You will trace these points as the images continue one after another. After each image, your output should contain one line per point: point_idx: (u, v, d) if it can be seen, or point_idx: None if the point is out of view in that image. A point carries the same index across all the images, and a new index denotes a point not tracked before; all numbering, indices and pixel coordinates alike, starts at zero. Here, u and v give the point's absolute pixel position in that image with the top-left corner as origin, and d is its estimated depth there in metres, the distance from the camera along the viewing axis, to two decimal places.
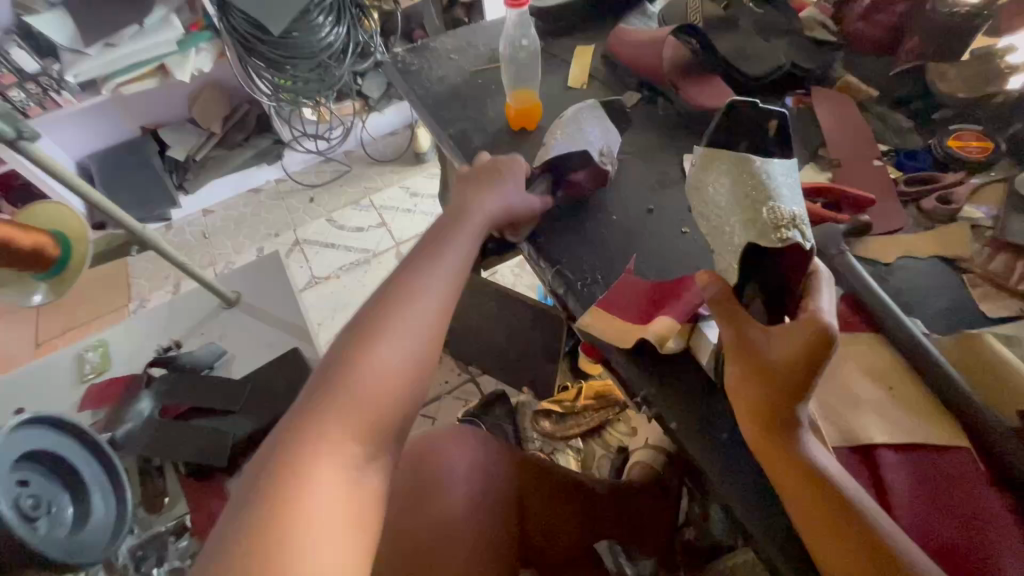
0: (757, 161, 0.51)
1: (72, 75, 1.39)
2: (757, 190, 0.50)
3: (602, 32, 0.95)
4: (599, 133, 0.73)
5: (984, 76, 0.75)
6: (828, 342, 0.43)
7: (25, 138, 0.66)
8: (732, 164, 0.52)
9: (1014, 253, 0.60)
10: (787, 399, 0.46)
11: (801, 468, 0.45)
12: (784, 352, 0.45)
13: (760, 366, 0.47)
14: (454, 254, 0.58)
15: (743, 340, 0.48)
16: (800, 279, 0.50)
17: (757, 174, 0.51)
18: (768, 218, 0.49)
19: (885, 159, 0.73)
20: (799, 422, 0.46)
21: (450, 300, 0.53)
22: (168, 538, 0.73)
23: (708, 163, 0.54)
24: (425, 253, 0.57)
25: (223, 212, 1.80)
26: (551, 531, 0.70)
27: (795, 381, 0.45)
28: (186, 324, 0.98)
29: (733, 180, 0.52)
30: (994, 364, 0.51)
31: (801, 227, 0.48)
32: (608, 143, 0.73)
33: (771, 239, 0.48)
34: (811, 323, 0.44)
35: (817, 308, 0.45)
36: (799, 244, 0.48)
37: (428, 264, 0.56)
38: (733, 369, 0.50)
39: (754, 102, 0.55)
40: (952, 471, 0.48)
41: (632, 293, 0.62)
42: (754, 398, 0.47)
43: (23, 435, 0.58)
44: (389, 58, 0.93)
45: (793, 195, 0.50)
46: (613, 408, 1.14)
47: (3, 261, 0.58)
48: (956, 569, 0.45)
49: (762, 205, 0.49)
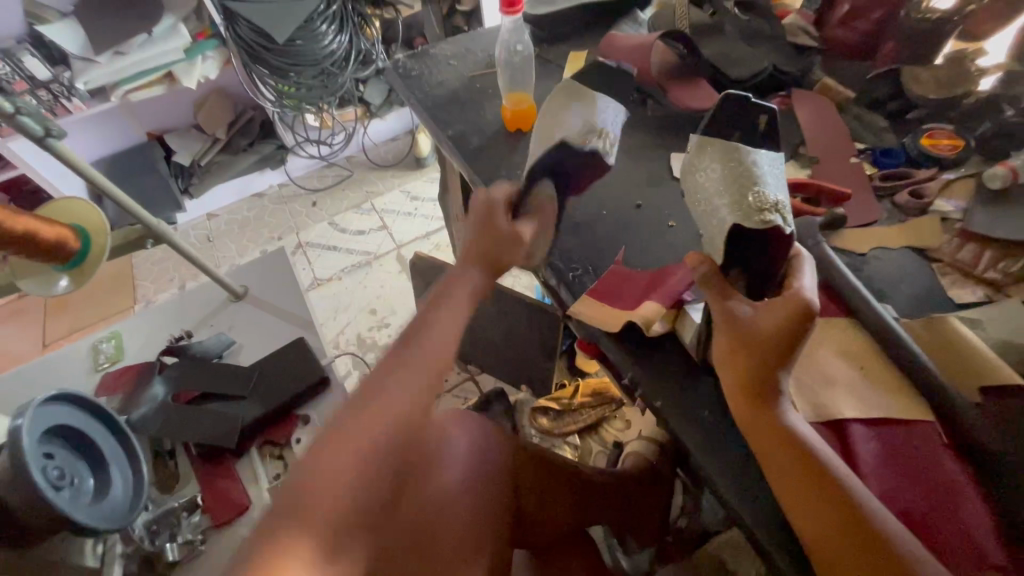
0: (750, 151, 0.57)
1: (83, 82, 1.42)
2: (745, 176, 0.55)
3: (595, 38, 1.00)
4: (578, 108, 0.69)
5: (955, 78, 0.79)
6: (807, 315, 0.48)
7: (53, 135, 0.73)
8: (725, 152, 0.57)
9: (981, 243, 0.64)
10: (769, 368, 0.50)
11: (778, 432, 0.49)
12: (768, 324, 0.49)
13: (743, 337, 0.50)
14: (447, 329, 0.59)
15: (728, 313, 0.52)
16: (781, 263, 0.55)
17: (746, 162, 0.56)
18: (753, 201, 0.54)
19: (862, 156, 0.77)
20: (779, 391, 0.50)
21: (430, 382, 0.56)
22: (181, 513, 0.77)
23: (702, 148, 0.59)
24: (418, 326, 0.58)
25: (227, 215, 1.84)
26: (547, 515, 0.73)
27: (776, 350, 0.49)
28: (197, 316, 1.03)
29: (725, 165, 0.56)
30: (958, 343, 0.55)
31: (782, 212, 0.53)
32: (592, 115, 0.68)
33: (754, 220, 0.53)
34: (795, 299, 0.48)
35: (799, 286, 0.50)
36: (779, 228, 0.53)
37: (418, 342, 0.57)
38: (718, 342, 0.53)
39: (751, 97, 0.60)
40: (919, 443, 0.51)
41: (620, 280, 0.66)
42: (739, 368, 0.51)
43: (48, 410, 0.63)
44: (391, 64, 0.97)
45: (776, 185, 0.56)
46: (610, 405, 1.18)
47: (29, 252, 0.63)
48: (922, 532, 0.48)
49: (748, 190, 0.54)
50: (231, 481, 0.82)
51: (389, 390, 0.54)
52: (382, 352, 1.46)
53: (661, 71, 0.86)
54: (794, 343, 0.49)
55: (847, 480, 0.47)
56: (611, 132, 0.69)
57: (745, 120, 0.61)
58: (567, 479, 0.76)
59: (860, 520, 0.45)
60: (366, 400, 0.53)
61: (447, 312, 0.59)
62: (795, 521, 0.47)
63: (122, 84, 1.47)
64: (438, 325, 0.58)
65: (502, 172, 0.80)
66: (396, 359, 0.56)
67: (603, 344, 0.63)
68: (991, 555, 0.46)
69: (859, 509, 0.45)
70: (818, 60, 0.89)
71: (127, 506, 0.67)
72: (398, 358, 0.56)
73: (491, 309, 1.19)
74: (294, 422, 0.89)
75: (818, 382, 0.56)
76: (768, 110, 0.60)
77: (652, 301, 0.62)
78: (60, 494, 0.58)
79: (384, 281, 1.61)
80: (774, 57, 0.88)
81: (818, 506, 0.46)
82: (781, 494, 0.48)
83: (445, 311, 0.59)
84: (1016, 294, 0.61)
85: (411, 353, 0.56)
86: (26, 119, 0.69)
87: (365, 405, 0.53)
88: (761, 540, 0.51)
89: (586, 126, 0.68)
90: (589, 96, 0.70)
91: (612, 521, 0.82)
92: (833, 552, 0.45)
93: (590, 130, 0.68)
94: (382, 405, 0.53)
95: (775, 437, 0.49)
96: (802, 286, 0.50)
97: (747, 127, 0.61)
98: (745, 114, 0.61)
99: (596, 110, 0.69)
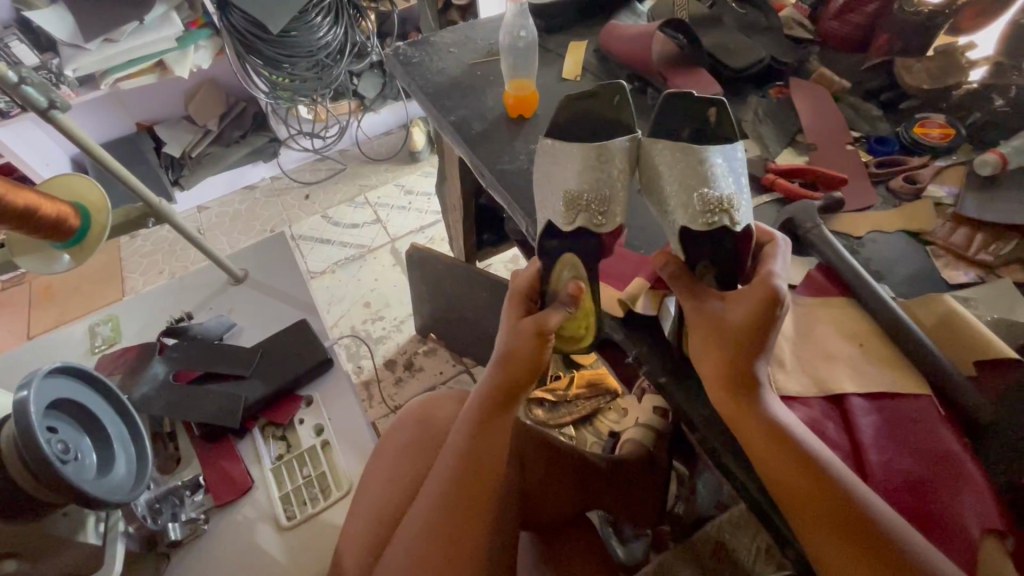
0: (698, 149, 0.58)
1: (71, 69, 1.38)
2: (691, 177, 0.58)
3: (595, 29, 1.01)
4: (563, 175, 0.61)
5: (946, 70, 0.81)
6: (776, 302, 0.49)
7: (57, 108, 0.73)
8: (672, 150, 0.59)
9: (972, 227, 0.66)
10: (746, 358, 0.49)
11: (763, 418, 0.48)
12: (741, 315, 0.50)
13: (716, 328, 0.51)
14: (490, 445, 0.56)
15: (699, 305, 0.53)
16: (748, 253, 0.57)
17: (694, 160, 0.58)
18: (698, 203, 0.57)
19: (857, 145, 0.79)
20: (759, 378, 0.50)
21: (483, 419, 0.57)
22: (184, 492, 0.80)
23: (647, 147, 0.61)
24: (458, 454, 0.56)
25: (218, 208, 1.82)
26: (548, 499, 0.70)
27: (752, 339, 0.49)
28: (197, 299, 1.07)
29: (671, 166, 0.59)
30: (954, 321, 0.56)
31: (729, 212, 0.56)
32: (576, 183, 0.60)
33: (699, 223, 0.57)
34: (764, 284, 0.50)
35: (769, 274, 0.52)
36: (728, 226, 0.57)
37: (461, 470, 0.55)
38: (694, 336, 0.53)
39: (691, 95, 0.60)
40: (914, 415, 0.53)
41: (624, 262, 0.70)
42: (715, 358, 0.51)
43: (54, 384, 0.62)
44: (390, 51, 0.97)
45: (726, 180, 0.58)
46: (604, 397, 1.17)
47: (31, 230, 0.63)
48: (918, 497, 0.49)
49: (694, 191, 0.57)
50: (233, 462, 0.85)
51: (449, 532, 0.54)
52: (377, 343, 1.45)
53: (662, 60, 0.85)
54: (765, 330, 0.49)
55: (833, 465, 0.46)
56: (607, 193, 0.60)
57: (695, 114, 0.62)
58: (569, 465, 0.74)
59: (844, 507, 0.44)
60: (428, 551, 0.53)
61: (483, 428, 0.56)
62: (784, 502, 0.46)
63: (111, 72, 1.45)
64: (477, 446, 0.56)
65: (504, 156, 0.81)
66: (445, 493, 0.55)
67: (607, 324, 0.64)
68: (973, 530, 0.47)
69: (849, 498, 0.44)
70: (814, 51, 0.91)
71: (131, 483, 0.66)
72: (446, 495, 0.55)
73: (488, 300, 1.16)
74: (297, 403, 0.92)
75: (817, 359, 0.58)
76: (714, 103, 0.60)
77: (638, 278, 0.66)
78: (68, 468, 0.58)
79: (378, 274, 1.60)
80: (771, 48, 0.90)
81: (808, 484, 0.45)
82: (766, 476, 0.47)
83: (481, 427, 0.56)
84: (1006, 275, 0.63)
85: (459, 488, 0.55)
86: (29, 90, 0.69)
87: (429, 557, 0.53)
88: (767, 512, 0.51)
89: (569, 201, 0.60)
90: (572, 154, 0.61)
91: (614, 508, 0.80)
92: (830, 554, 0.43)
93: (575, 201, 0.60)
94: (446, 548, 0.53)
95: (760, 421, 0.48)
96: (771, 275, 0.51)
97: (697, 120, 0.62)
98: (692, 108, 0.61)
99: (583, 172, 0.60)
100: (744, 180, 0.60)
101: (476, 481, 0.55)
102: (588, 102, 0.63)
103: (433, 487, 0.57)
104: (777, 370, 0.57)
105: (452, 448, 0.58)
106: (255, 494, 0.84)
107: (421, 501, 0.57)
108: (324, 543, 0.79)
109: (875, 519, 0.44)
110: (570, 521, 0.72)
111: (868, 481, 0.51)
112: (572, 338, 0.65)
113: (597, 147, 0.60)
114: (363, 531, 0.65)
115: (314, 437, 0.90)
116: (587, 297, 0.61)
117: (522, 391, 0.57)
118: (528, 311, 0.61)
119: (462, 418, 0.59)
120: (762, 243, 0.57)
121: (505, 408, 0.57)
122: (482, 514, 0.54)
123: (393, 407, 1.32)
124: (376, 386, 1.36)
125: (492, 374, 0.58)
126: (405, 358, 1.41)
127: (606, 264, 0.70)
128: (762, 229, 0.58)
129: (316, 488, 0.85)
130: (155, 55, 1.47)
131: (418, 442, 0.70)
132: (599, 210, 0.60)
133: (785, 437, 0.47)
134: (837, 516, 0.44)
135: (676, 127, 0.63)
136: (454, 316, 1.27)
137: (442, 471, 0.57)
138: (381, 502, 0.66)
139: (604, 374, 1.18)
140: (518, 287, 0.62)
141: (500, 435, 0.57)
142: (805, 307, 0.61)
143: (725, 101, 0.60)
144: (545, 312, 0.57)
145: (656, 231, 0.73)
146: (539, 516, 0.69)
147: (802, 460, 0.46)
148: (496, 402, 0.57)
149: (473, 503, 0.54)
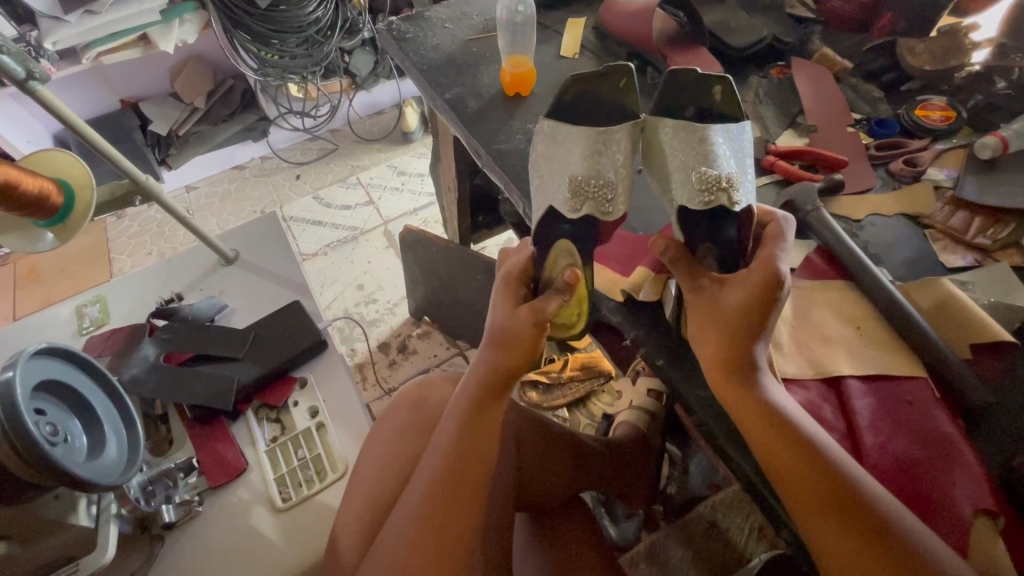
0: (700, 128, 0.57)
1: (51, 42, 1.33)
2: (693, 156, 0.57)
3: (593, 5, 0.99)
4: (564, 159, 0.60)
5: (949, 51, 0.81)
6: (776, 286, 0.49)
7: (35, 79, 0.69)
8: (675, 129, 0.58)
9: (970, 211, 0.66)
10: (743, 341, 0.49)
11: (760, 404, 0.48)
12: (739, 300, 0.50)
13: (714, 312, 0.51)
14: (481, 432, 0.56)
15: (695, 287, 0.53)
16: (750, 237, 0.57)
17: (698, 137, 0.57)
18: (696, 182, 0.57)
19: (858, 126, 0.78)
20: (755, 364, 0.49)
21: (473, 408, 0.56)
22: (176, 474, 0.78)
23: (652, 126, 0.60)
24: (450, 440, 0.56)
25: (208, 187, 1.79)
26: (542, 481, 0.70)
27: (747, 323, 0.49)
28: (187, 280, 1.06)
29: (675, 145, 0.58)
30: (953, 305, 0.56)
31: (730, 191, 0.56)
32: (579, 168, 0.59)
33: (697, 203, 0.57)
34: (764, 271, 0.49)
35: (767, 257, 0.51)
36: (729, 206, 0.56)
37: (453, 455, 0.55)
38: (691, 319, 0.53)
39: (695, 70, 0.58)
40: (910, 398, 0.53)
41: (622, 245, 0.69)
42: (711, 341, 0.51)
43: (37, 365, 0.61)
44: (383, 26, 0.94)
45: (728, 160, 0.57)
46: (598, 379, 1.16)
47: (14, 206, 0.61)
48: (914, 480, 0.50)
49: (693, 170, 0.57)
50: (227, 444, 0.84)
51: (442, 518, 0.53)
52: (371, 325, 1.44)
53: (662, 40, 0.84)
54: (763, 313, 0.49)
55: (830, 450, 0.46)
56: (610, 180, 0.59)
57: (699, 93, 0.60)
58: (564, 446, 0.73)
59: (841, 493, 0.44)
60: (419, 538, 0.53)
61: (476, 416, 0.56)
62: (782, 491, 0.46)
63: (93, 46, 1.39)
64: (470, 432, 0.55)
65: (500, 135, 0.79)
66: (436, 479, 0.55)
67: (606, 307, 0.64)
68: (967, 510, 0.47)
69: (847, 486, 0.44)
70: (816, 30, 0.90)
71: (122, 466, 0.66)
72: (438, 482, 0.55)
73: (482, 283, 1.15)
74: (291, 385, 0.92)
75: (814, 341, 0.58)
76: (719, 81, 0.58)
77: (641, 267, 0.66)
78: (57, 450, 0.57)
79: (370, 256, 1.58)
80: (773, 27, 0.88)
81: (808, 469, 0.45)
82: (765, 464, 0.47)
83: (473, 413, 0.56)
84: (1003, 259, 0.63)
85: (449, 472, 0.54)
86: (4, 58, 0.66)
87: (420, 543, 0.53)
88: (760, 491, 0.51)
89: (574, 188, 0.59)
90: (576, 138, 0.60)
91: (608, 487, 0.81)
92: (827, 540, 0.44)
93: (581, 189, 0.59)
94: (439, 534, 0.53)
95: (756, 409, 0.48)
96: (772, 256, 0.51)
97: (702, 99, 0.61)
98: (696, 86, 0.60)
99: (588, 158, 0.59)
100: (746, 161, 0.59)
101: (467, 466, 0.55)
102: (592, 83, 0.61)
103: (425, 473, 0.56)
104: (775, 352, 0.57)
105: (444, 435, 0.57)
106: (249, 476, 0.83)
107: (413, 488, 0.57)
108: (321, 524, 0.79)
109: (870, 501, 0.44)
110: (564, 501, 0.72)
111: (863, 463, 0.51)
112: (566, 326, 0.64)
113: (601, 133, 0.59)
114: (357, 514, 0.65)
115: (309, 419, 0.89)
116: (582, 284, 0.60)
117: (515, 377, 0.57)
118: (521, 297, 0.60)
119: (453, 403, 0.58)
120: (762, 224, 0.56)
121: (497, 393, 0.57)
122: (474, 498, 0.54)
123: (387, 389, 1.32)
124: (371, 368, 1.36)
125: (486, 360, 0.57)
126: (398, 341, 1.40)
127: (603, 250, 0.69)
128: (762, 207, 0.57)
129: (311, 470, 0.85)
130: (138, 29, 1.41)
131: (411, 427, 0.70)
132: (606, 198, 0.59)
133: (782, 424, 0.47)
134: (829, 505, 0.44)
135: (680, 106, 0.61)
136: (448, 299, 1.26)
137: (433, 456, 0.56)
138: (376, 485, 0.66)
139: (598, 357, 1.18)
140: (511, 272, 0.61)
141: (493, 420, 0.56)
142: (804, 291, 0.60)
143: (730, 77, 0.58)
144: (542, 299, 0.56)
145: (655, 213, 0.72)
146: (534, 498, 0.69)
147: (799, 448, 0.46)
148: (489, 385, 0.56)
149: (466, 488, 0.54)
